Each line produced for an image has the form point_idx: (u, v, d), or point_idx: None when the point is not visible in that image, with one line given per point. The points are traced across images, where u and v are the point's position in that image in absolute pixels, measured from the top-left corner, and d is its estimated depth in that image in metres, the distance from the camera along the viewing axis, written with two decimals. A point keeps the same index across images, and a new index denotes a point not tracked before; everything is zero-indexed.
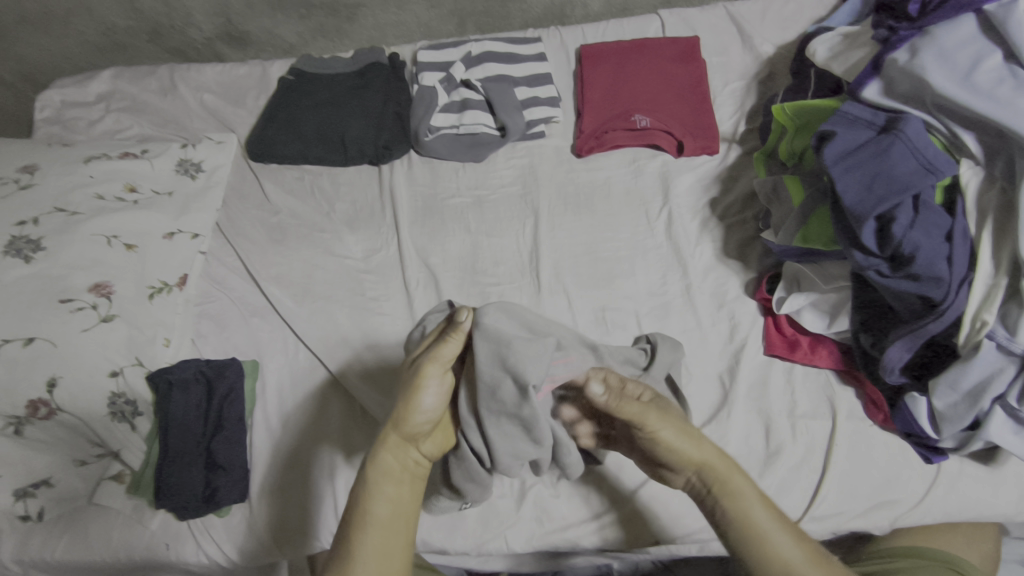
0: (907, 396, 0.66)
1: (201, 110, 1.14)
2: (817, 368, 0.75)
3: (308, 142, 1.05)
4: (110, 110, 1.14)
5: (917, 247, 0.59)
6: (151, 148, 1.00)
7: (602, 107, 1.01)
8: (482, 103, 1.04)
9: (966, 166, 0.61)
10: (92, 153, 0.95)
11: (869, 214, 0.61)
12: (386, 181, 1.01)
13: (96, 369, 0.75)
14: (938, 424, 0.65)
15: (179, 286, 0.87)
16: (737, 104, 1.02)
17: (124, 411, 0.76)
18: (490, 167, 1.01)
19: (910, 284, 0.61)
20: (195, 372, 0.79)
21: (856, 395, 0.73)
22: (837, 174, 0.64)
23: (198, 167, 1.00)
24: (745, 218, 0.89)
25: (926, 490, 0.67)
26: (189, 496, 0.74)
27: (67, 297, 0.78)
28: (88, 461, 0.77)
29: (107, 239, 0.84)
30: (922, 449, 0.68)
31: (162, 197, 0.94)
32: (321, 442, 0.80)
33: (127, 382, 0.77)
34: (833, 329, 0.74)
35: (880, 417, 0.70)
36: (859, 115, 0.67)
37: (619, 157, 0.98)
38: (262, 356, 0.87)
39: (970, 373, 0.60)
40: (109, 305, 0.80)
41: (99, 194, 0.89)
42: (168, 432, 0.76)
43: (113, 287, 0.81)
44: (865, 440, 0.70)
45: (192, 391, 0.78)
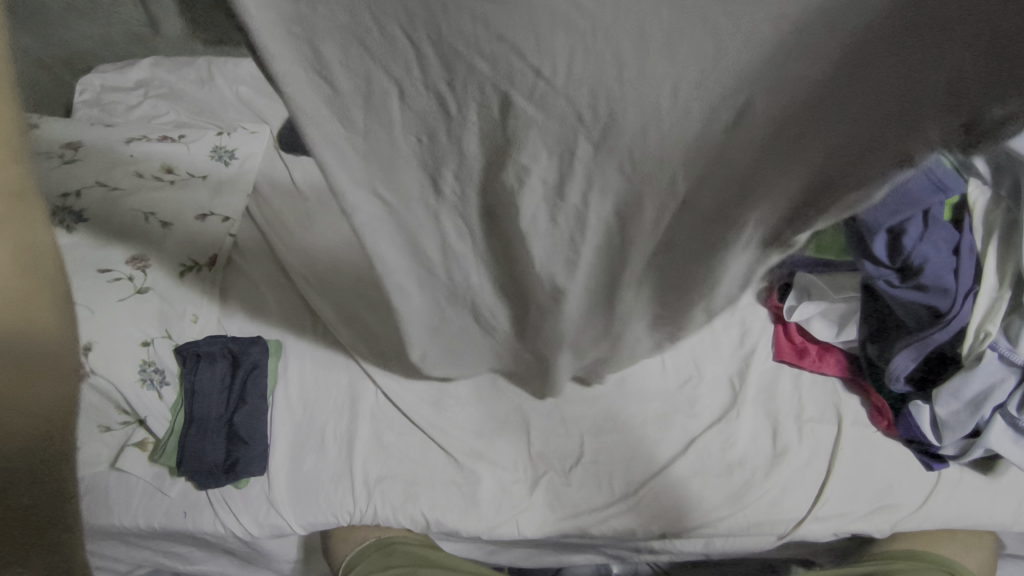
0: (910, 403, 0.70)
1: (236, 101, 1.18)
2: (824, 375, 0.79)
3: None
4: (147, 96, 1.18)
5: (926, 260, 0.62)
6: (188, 134, 1.05)
7: None
8: None
9: (974, 185, 0.63)
10: (133, 135, 1.00)
11: (879, 227, 0.62)
12: None
13: (128, 337, 0.78)
14: (939, 431, 0.68)
15: (210, 266, 0.91)
16: None
17: (153, 378, 0.78)
18: None
19: (919, 295, 0.64)
20: (222, 347, 0.83)
21: (860, 403, 0.76)
22: None
23: (231, 154, 1.04)
24: None
25: (926, 497, 0.70)
26: (209, 466, 0.76)
27: (106, 267, 0.82)
28: (113, 427, 0.78)
29: (144, 215, 0.89)
30: (923, 457, 0.71)
31: (196, 180, 0.98)
32: (340, 422, 0.82)
33: (157, 353, 0.80)
34: (841, 337, 0.76)
35: (883, 424, 0.73)
36: None
37: None
38: (286, 337, 0.89)
39: (972, 383, 0.63)
40: (144, 278, 0.83)
41: (138, 172, 0.94)
42: (194, 404, 0.78)
43: (148, 261, 0.85)
44: (868, 445, 0.73)
45: (218, 364, 0.81)
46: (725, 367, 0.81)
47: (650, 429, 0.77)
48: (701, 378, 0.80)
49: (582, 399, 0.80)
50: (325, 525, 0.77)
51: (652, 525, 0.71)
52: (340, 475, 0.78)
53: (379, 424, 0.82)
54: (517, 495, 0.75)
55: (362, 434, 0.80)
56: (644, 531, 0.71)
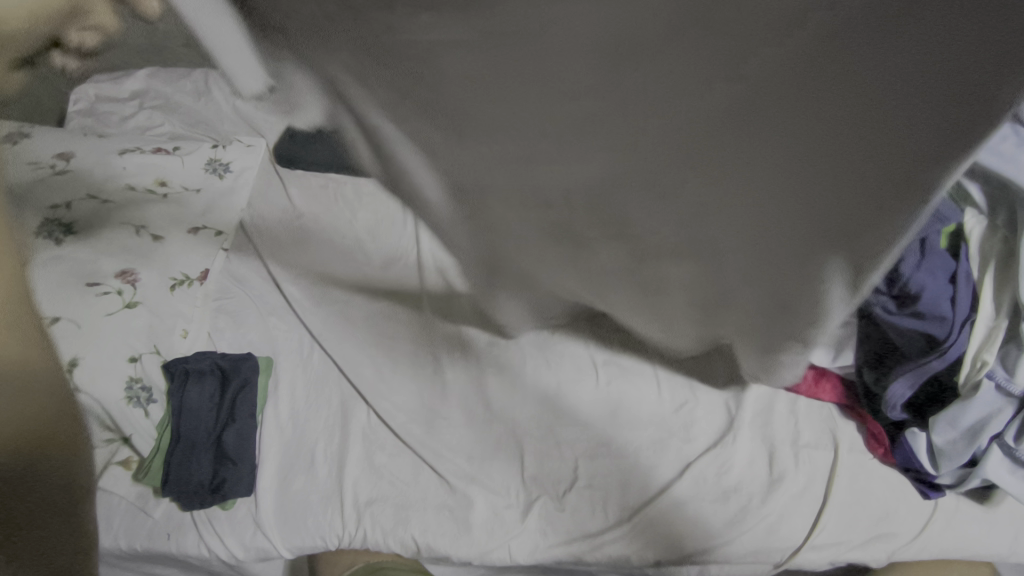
0: (908, 430, 0.69)
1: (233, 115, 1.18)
2: (820, 401, 0.77)
3: None
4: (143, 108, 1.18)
5: (923, 288, 0.62)
6: (183, 146, 1.05)
7: None
8: None
9: (970, 214, 0.64)
10: (127, 145, 1.00)
11: None
12: None
13: (115, 354, 0.77)
14: (936, 459, 0.67)
15: (200, 281, 0.90)
16: None
17: (139, 396, 0.77)
18: None
19: (916, 322, 0.63)
20: (211, 364, 0.82)
21: (856, 429, 0.76)
22: None
23: (226, 167, 1.04)
24: None
25: (923, 526, 0.69)
26: (195, 485, 0.75)
27: (95, 280, 0.80)
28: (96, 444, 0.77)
29: (136, 229, 0.88)
30: (919, 484, 0.70)
31: (190, 194, 0.99)
32: (330, 442, 0.81)
33: (144, 369, 0.78)
34: (837, 362, 0.76)
35: (880, 450, 0.72)
36: None
37: None
38: (277, 354, 0.88)
39: (969, 412, 0.63)
40: (134, 291, 0.82)
41: (132, 185, 0.94)
42: (181, 420, 0.77)
43: (138, 275, 0.84)
44: (864, 472, 0.72)
45: (206, 381, 0.80)
46: (720, 393, 0.80)
47: (647, 453, 0.76)
48: (696, 402, 0.79)
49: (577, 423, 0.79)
50: (314, 548, 0.75)
51: (647, 551, 0.70)
52: (330, 497, 0.77)
53: (369, 445, 0.80)
54: (509, 520, 0.74)
55: (354, 455, 0.79)
56: (640, 558, 0.70)
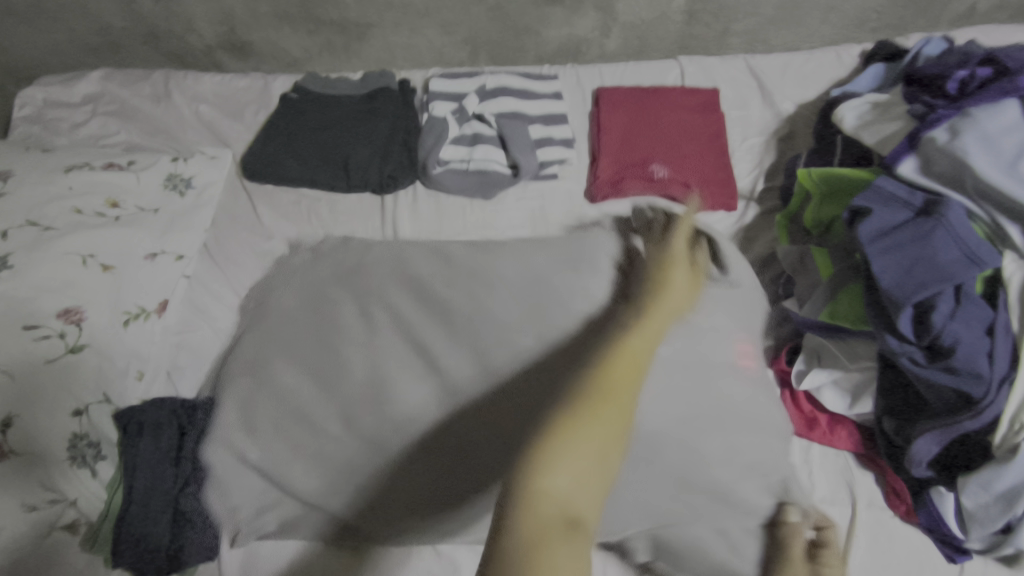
0: (932, 489, 0.64)
1: (196, 121, 1.09)
2: (834, 449, 0.73)
3: (310, 164, 1.00)
4: (96, 114, 1.08)
5: (957, 340, 0.57)
6: (138, 159, 0.95)
7: (617, 152, 0.99)
8: (494, 139, 1.00)
9: (1010, 259, 0.59)
10: (74, 162, 0.90)
11: (908, 300, 0.58)
12: (389, 213, 0.97)
13: (57, 408, 0.69)
14: (965, 524, 0.62)
15: (159, 313, 0.81)
16: (755, 161, 1.00)
17: (85, 454, 0.69)
18: (499, 205, 0.97)
19: (947, 377, 0.58)
20: (169, 413, 0.73)
21: (875, 482, 0.70)
22: (875, 254, 0.61)
23: (187, 183, 0.95)
24: (762, 281, 0.86)
25: None
26: (150, 553, 0.67)
27: (31, 323, 0.71)
28: (39, 507, 0.67)
29: (82, 259, 0.79)
30: (945, 547, 0.65)
31: (147, 215, 0.89)
32: None
33: (92, 423, 0.70)
34: (854, 410, 0.71)
35: (902, 508, 0.67)
36: (895, 193, 0.65)
37: (634, 207, 0.95)
38: None
39: (1005, 477, 0.57)
40: (79, 334, 0.73)
41: (77, 208, 0.84)
42: (135, 482, 0.68)
43: (84, 313, 0.75)
44: (886, 530, 0.67)
45: (162, 435, 0.71)
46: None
47: None
48: None
49: None
50: None
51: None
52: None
53: None
54: None
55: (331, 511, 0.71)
56: None
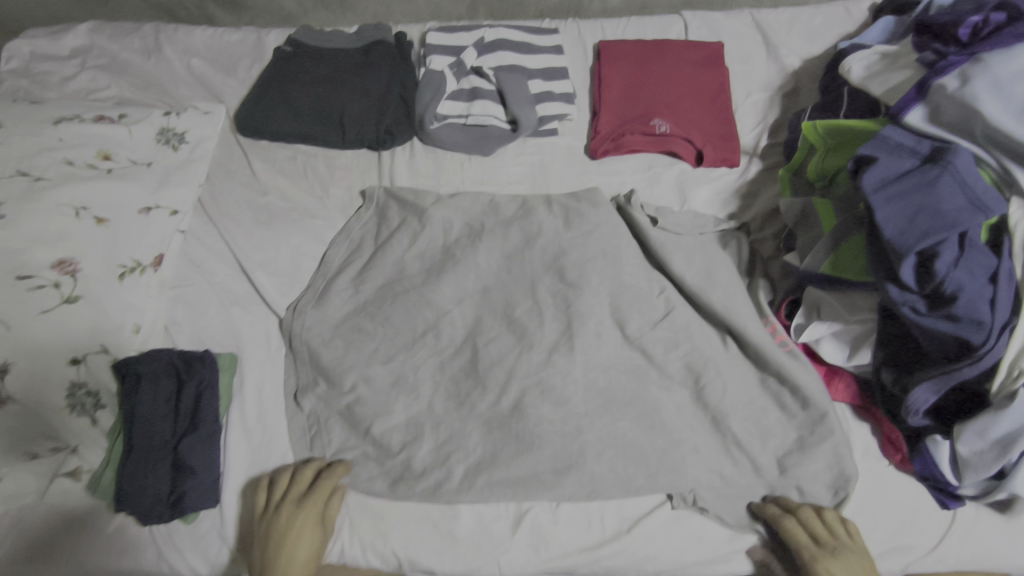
0: (929, 439, 0.64)
1: (187, 75, 1.06)
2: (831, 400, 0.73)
3: (305, 119, 0.98)
4: (85, 67, 1.05)
5: (960, 288, 0.56)
6: (130, 113, 0.93)
7: (619, 107, 0.97)
8: (493, 94, 0.98)
9: (1016, 206, 0.58)
10: (64, 114, 0.88)
11: (910, 248, 0.58)
12: (387, 169, 0.95)
13: (55, 357, 0.69)
14: (960, 471, 0.62)
15: (153, 268, 0.80)
16: (759, 117, 0.98)
17: (85, 403, 0.70)
18: (499, 162, 0.96)
19: (948, 325, 0.58)
20: (167, 364, 0.73)
21: (872, 433, 0.71)
22: (879, 202, 0.61)
23: (180, 138, 0.93)
24: (764, 237, 0.85)
25: (941, 537, 0.65)
26: (151, 501, 0.67)
27: (25, 274, 0.71)
28: (40, 455, 0.68)
29: (75, 211, 0.78)
30: (938, 494, 0.65)
31: (139, 168, 0.87)
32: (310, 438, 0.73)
33: (89, 372, 0.71)
34: (852, 362, 0.71)
35: (897, 457, 0.68)
36: (900, 142, 0.64)
37: (635, 163, 0.94)
38: (242, 349, 0.79)
39: (1002, 422, 0.58)
40: (74, 284, 0.73)
41: (68, 159, 0.82)
42: (134, 432, 0.68)
43: (79, 264, 0.75)
44: (880, 479, 0.68)
45: (161, 384, 0.71)
46: (718, 387, 0.73)
47: (653, 456, 0.70)
48: (703, 403, 0.73)
49: None
50: None
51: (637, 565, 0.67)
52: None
53: (348, 453, 0.73)
54: (498, 534, 0.68)
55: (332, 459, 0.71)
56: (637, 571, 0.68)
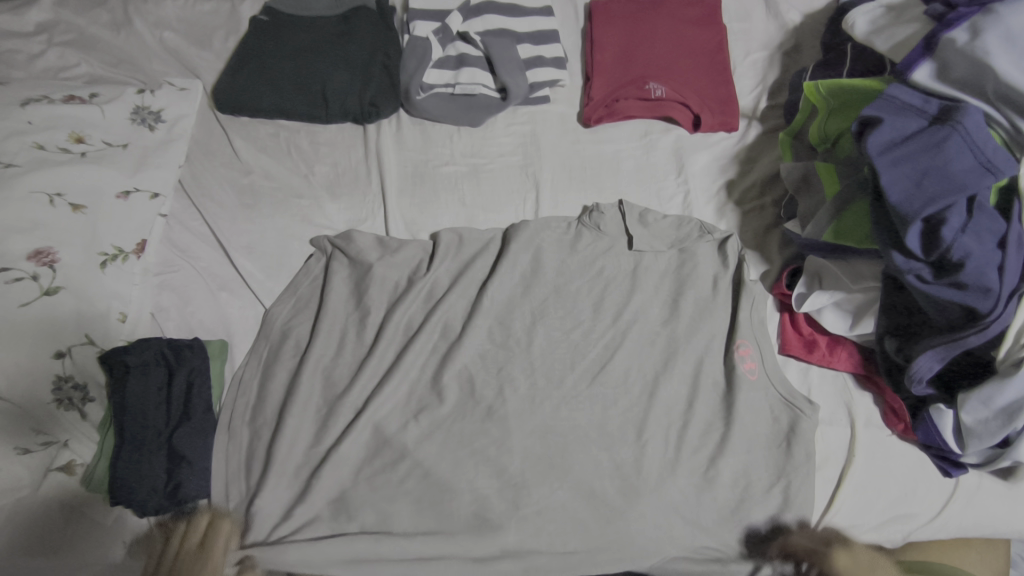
0: (932, 407, 0.63)
1: (161, 49, 1.01)
2: (833, 370, 0.72)
3: (286, 93, 0.94)
4: (52, 44, 1.00)
5: (967, 254, 0.54)
6: (102, 92, 0.89)
7: (613, 71, 0.93)
8: (481, 61, 0.94)
9: None
10: (31, 95, 0.84)
11: (916, 215, 0.56)
12: (373, 143, 0.92)
13: (39, 349, 0.67)
14: (963, 439, 0.62)
15: (137, 254, 0.78)
16: (758, 77, 0.94)
17: (72, 397, 0.68)
18: (489, 133, 0.92)
19: (955, 293, 0.56)
20: (157, 354, 0.71)
21: (874, 402, 0.70)
22: (884, 166, 0.58)
23: (157, 117, 0.89)
24: (763, 204, 0.83)
25: (944, 505, 0.65)
26: (148, 492, 0.66)
27: (2, 265, 0.68)
28: (32, 450, 0.65)
29: (49, 198, 0.75)
30: (941, 462, 0.65)
31: (115, 150, 0.84)
32: (303, 425, 0.71)
33: (76, 364, 0.69)
34: (855, 331, 0.69)
35: (900, 427, 0.68)
36: (907, 101, 0.61)
37: (630, 130, 0.91)
38: (231, 336, 0.78)
39: (1007, 391, 0.56)
40: (52, 275, 0.70)
41: (38, 144, 0.79)
42: (126, 423, 0.67)
43: (57, 254, 0.72)
44: (882, 449, 0.68)
45: (151, 374, 0.69)
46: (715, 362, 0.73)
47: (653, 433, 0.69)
48: (703, 376, 0.72)
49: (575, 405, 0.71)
50: None
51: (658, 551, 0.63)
52: (286, 508, 0.67)
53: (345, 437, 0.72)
54: None
55: (327, 446, 0.70)
56: None
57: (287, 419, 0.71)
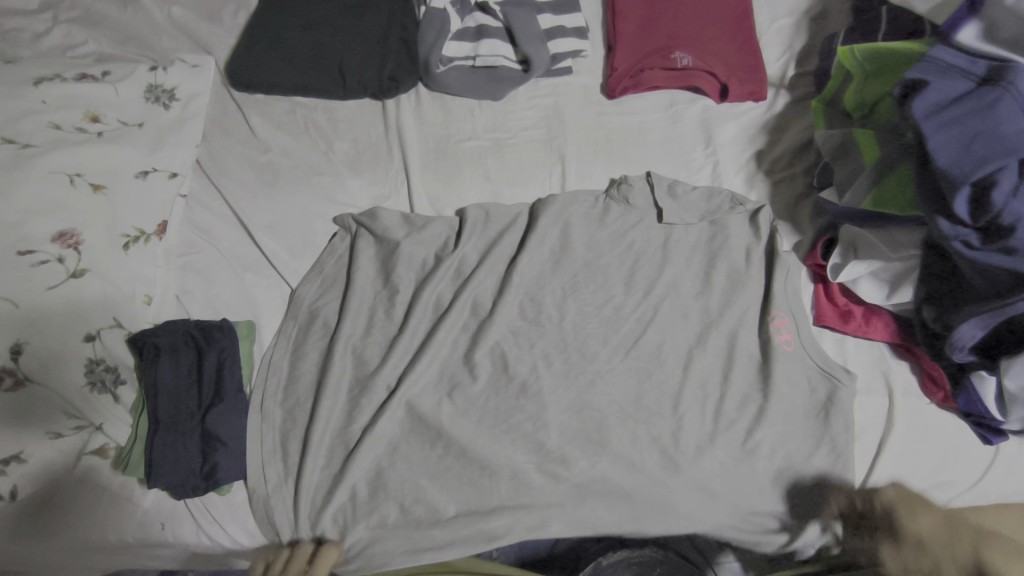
0: (973, 374, 0.63)
1: (169, 26, 0.99)
2: (869, 340, 0.72)
3: (302, 70, 0.92)
4: (57, 21, 0.97)
5: (1018, 219, 0.53)
6: (113, 70, 0.87)
7: (636, 41, 0.91)
8: (501, 32, 0.92)
9: None
10: (42, 73, 0.82)
11: (966, 178, 0.55)
12: (392, 118, 0.90)
13: (68, 332, 0.66)
14: (1005, 406, 0.62)
15: (159, 235, 0.77)
16: (784, 44, 0.92)
17: (104, 380, 0.67)
18: (510, 106, 0.90)
19: (1003, 259, 0.55)
20: (184, 335, 0.70)
21: (911, 370, 0.70)
22: (930, 131, 0.57)
23: (171, 95, 0.87)
24: (794, 174, 0.82)
25: (984, 471, 0.66)
26: (184, 473, 0.66)
27: (26, 248, 0.67)
28: (64, 434, 0.65)
29: (69, 178, 0.73)
30: (980, 430, 0.66)
31: (131, 129, 0.82)
32: (337, 404, 0.71)
33: (106, 348, 0.68)
34: (893, 300, 0.69)
35: (939, 396, 0.68)
36: (954, 63, 0.59)
37: (655, 100, 0.89)
38: (259, 316, 0.77)
39: None
40: (78, 258, 0.69)
41: (55, 123, 0.77)
42: (158, 405, 0.66)
43: (81, 235, 0.70)
44: (921, 418, 0.68)
45: (181, 356, 0.69)
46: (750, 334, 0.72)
47: (689, 405, 0.69)
48: (739, 349, 0.71)
49: (610, 380, 0.71)
50: None
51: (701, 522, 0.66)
52: (329, 487, 0.67)
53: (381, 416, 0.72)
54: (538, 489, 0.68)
55: (362, 425, 0.70)
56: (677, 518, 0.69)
57: (321, 399, 0.70)
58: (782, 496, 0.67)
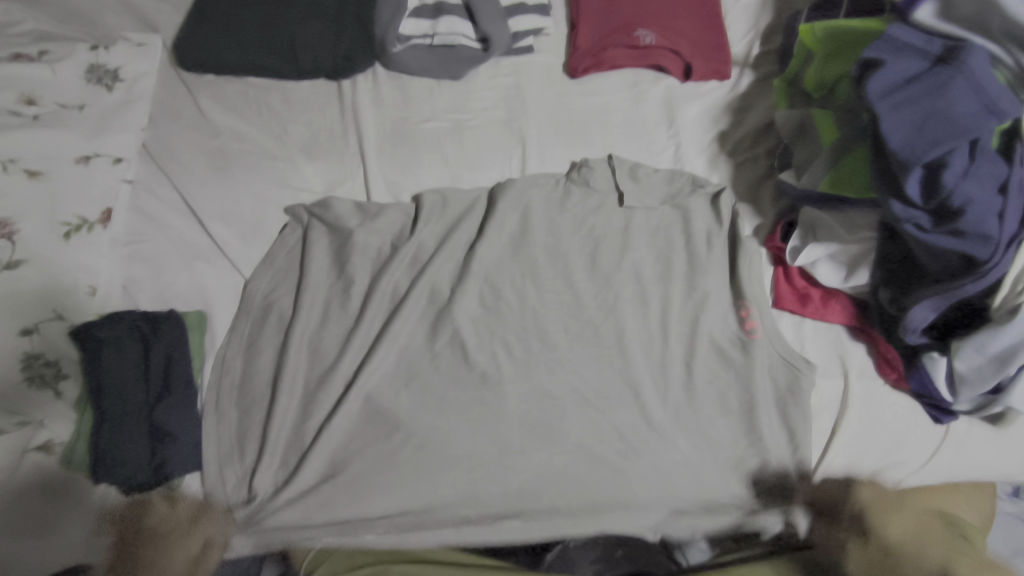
0: (925, 355, 0.63)
1: (114, 2, 0.94)
2: (827, 323, 0.72)
3: (254, 49, 0.89)
4: None
5: (968, 200, 0.53)
6: (51, 49, 0.83)
7: (599, 18, 0.88)
8: (460, 9, 0.89)
9: None
10: None
11: (918, 160, 0.54)
12: (348, 100, 0.87)
13: (4, 326, 0.64)
14: (955, 387, 0.62)
15: (102, 223, 0.73)
16: (750, 22, 0.91)
17: (43, 375, 0.65)
18: (471, 86, 0.88)
19: (953, 241, 0.55)
20: (130, 327, 0.67)
21: (867, 352, 0.70)
22: (884, 111, 0.56)
23: (114, 75, 0.83)
24: (756, 155, 0.81)
25: (935, 451, 0.67)
26: (132, 469, 0.64)
27: None
28: (5, 430, 0.63)
29: (2, 165, 0.71)
30: (932, 410, 0.66)
31: (70, 113, 0.78)
32: (291, 397, 0.70)
33: (45, 341, 0.66)
34: (849, 283, 0.68)
35: (892, 376, 0.68)
36: (909, 42, 0.59)
37: (618, 80, 0.87)
38: (210, 307, 0.74)
39: (1001, 338, 0.56)
40: (13, 248, 0.67)
41: None
42: (104, 400, 0.64)
43: (15, 226, 0.69)
44: (877, 400, 0.68)
45: (126, 349, 0.66)
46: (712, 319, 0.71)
47: (648, 391, 0.69)
48: (699, 334, 0.71)
49: (569, 367, 0.70)
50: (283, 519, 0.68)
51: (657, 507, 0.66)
52: (284, 481, 0.66)
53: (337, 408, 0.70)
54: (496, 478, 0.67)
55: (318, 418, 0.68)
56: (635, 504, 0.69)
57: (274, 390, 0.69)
58: (739, 479, 0.67)
